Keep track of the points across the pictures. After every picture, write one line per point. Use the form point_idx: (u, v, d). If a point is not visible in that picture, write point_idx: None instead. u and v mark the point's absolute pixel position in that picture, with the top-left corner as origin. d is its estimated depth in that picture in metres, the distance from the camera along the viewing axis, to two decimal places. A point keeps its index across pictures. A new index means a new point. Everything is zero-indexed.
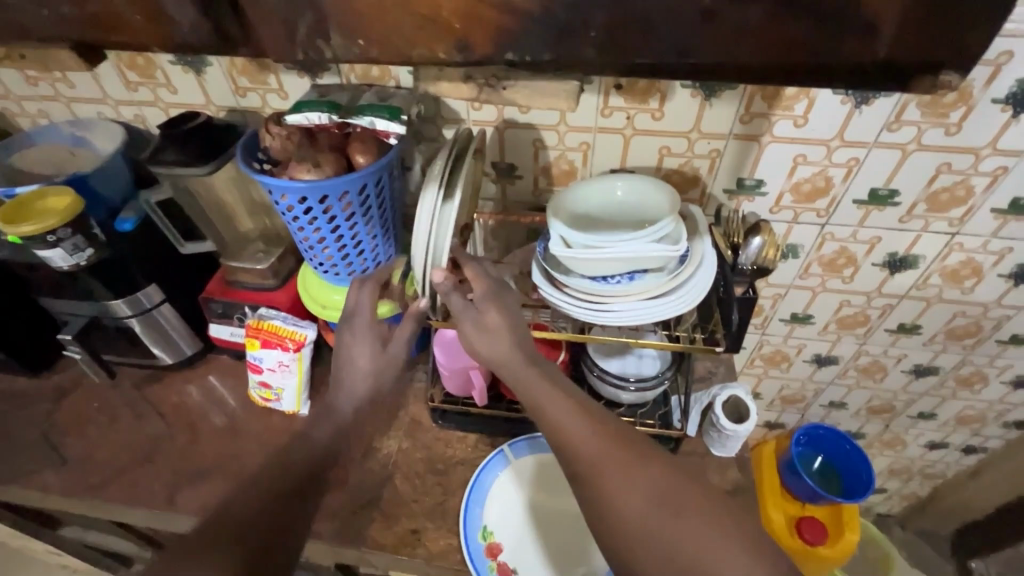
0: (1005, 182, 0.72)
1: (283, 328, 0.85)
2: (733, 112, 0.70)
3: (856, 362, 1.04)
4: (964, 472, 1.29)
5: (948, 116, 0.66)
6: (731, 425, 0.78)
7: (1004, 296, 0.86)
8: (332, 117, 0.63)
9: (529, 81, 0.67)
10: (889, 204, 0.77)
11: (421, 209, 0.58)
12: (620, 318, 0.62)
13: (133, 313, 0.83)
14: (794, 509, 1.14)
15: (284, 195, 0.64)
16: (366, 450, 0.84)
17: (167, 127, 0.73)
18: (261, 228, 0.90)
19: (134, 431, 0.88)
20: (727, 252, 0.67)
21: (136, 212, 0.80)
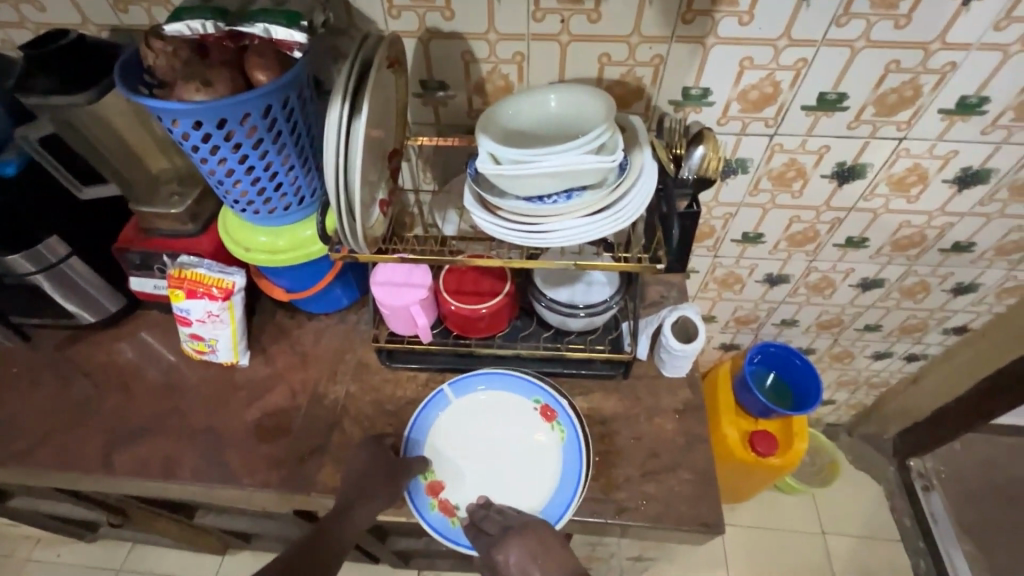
0: (953, 80, 0.69)
1: (208, 276, 0.79)
2: (674, 10, 0.64)
3: (806, 279, 1.05)
4: (906, 379, 1.36)
5: (898, 7, 0.62)
6: (680, 346, 0.77)
7: (948, 203, 0.86)
8: (218, 25, 0.55)
9: None
10: (837, 110, 0.73)
11: (327, 127, 0.52)
12: (558, 239, 0.58)
13: (37, 269, 0.75)
14: (747, 425, 1.19)
15: (176, 121, 0.56)
16: (312, 398, 0.81)
17: (30, 47, 0.62)
18: (175, 168, 0.81)
19: (60, 395, 0.82)
20: (669, 164, 0.63)
21: (18, 154, 0.72)
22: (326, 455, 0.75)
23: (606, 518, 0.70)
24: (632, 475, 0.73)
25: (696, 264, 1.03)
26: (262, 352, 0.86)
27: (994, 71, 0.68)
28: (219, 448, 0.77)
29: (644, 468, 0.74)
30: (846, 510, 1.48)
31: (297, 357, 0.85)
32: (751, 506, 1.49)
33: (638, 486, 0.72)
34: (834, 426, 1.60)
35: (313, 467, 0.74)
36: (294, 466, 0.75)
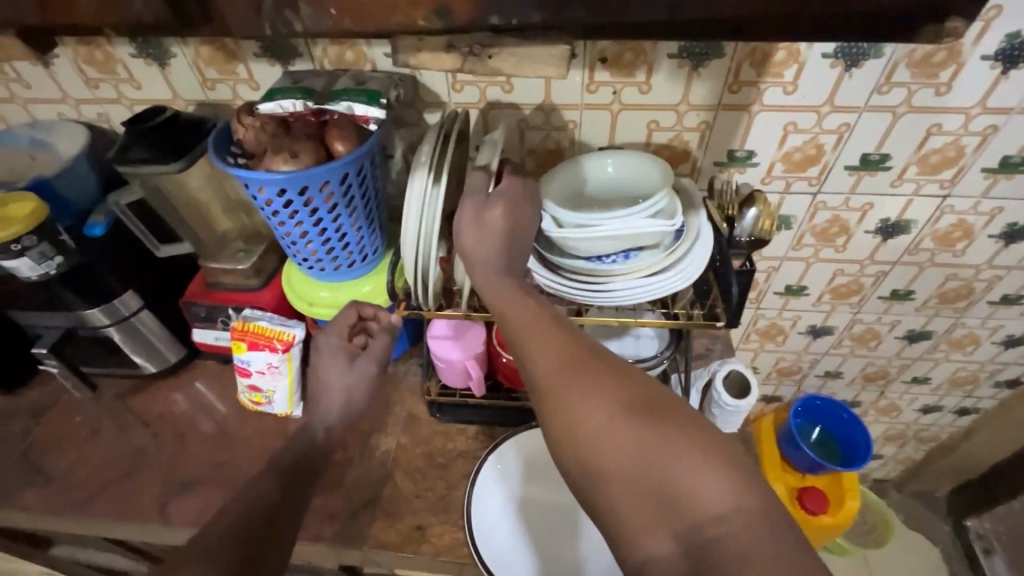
0: (995, 142, 0.71)
1: (270, 329, 0.82)
2: (721, 81, 0.68)
3: (850, 331, 1.05)
4: (957, 433, 1.31)
5: (938, 76, 0.65)
6: (732, 401, 0.76)
7: (995, 257, 0.86)
8: (307, 104, 0.61)
9: (519, 48, 0.55)
10: (880, 169, 0.76)
11: (409, 198, 0.56)
12: (620, 298, 0.60)
13: (111, 322, 0.79)
14: (795, 481, 1.15)
15: (262, 188, 0.60)
16: (363, 449, 0.82)
17: (132, 124, 0.70)
18: (239, 226, 0.85)
19: (120, 444, 0.85)
20: (722, 224, 0.65)
21: (107, 215, 0.76)
22: (378, 509, 0.75)
23: None
24: None
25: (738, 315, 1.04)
26: None
27: None
28: None
29: None
30: None
31: None
32: None
33: None
34: (881, 481, 1.54)
35: (365, 521, 0.74)
36: (347, 520, 0.75)
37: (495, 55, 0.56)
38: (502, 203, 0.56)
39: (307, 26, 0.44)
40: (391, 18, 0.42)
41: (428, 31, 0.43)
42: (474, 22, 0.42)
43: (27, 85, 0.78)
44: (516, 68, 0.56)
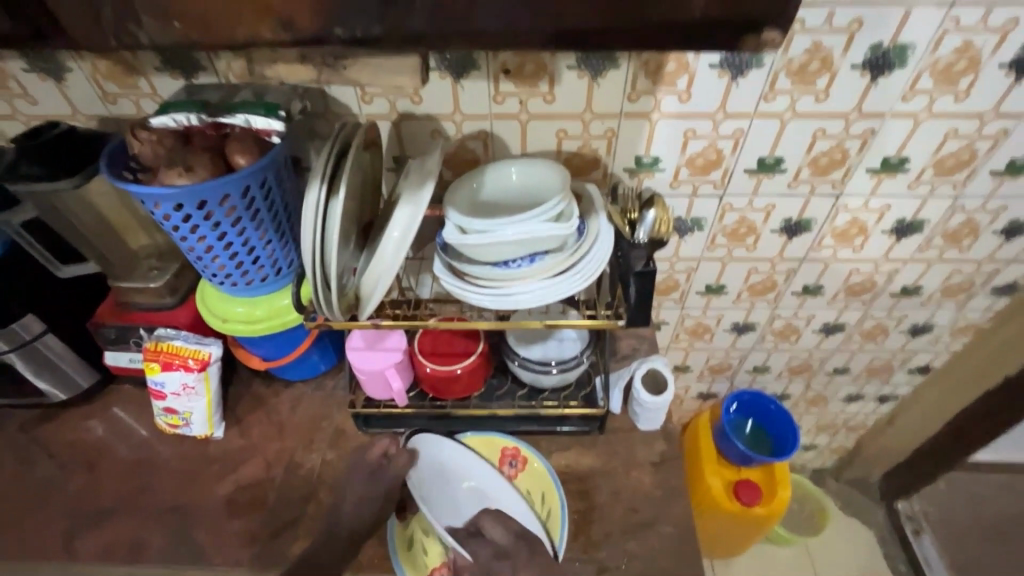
0: (874, 144, 0.77)
1: (185, 348, 0.79)
2: (621, 90, 0.71)
3: (771, 326, 1.10)
4: (881, 419, 1.38)
5: (815, 84, 0.70)
6: (649, 398, 0.79)
7: (890, 251, 0.92)
8: (202, 117, 0.62)
9: (369, 59, 0.56)
10: (777, 172, 0.80)
11: (305, 209, 0.57)
12: (528, 300, 0.62)
13: (9, 348, 0.75)
14: (730, 474, 1.19)
15: (157, 203, 0.59)
16: (287, 468, 0.80)
17: (22, 139, 0.68)
18: (154, 244, 0.81)
19: (25, 477, 0.80)
20: (625, 228, 0.68)
21: (1, 237, 0.74)
22: (300, 528, 0.74)
23: None
24: (612, 531, 0.73)
25: (666, 316, 1.07)
26: (237, 422, 0.85)
27: (910, 135, 0.76)
28: (188, 526, 0.75)
29: (625, 524, 0.74)
30: (840, 559, 1.46)
31: (273, 427, 0.84)
32: (745, 560, 1.45)
33: (619, 543, 0.72)
34: (820, 470, 1.60)
35: (286, 542, 0.73)
36: (267, 541, 0.73)
37: (347, 66, 0.57)
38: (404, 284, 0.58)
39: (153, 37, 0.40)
40: (238, 29, 0.39)
41: (280, 43, 0.40)
42: (324, 34, 0.40)
43: None
44: (372, 77, 0.58)
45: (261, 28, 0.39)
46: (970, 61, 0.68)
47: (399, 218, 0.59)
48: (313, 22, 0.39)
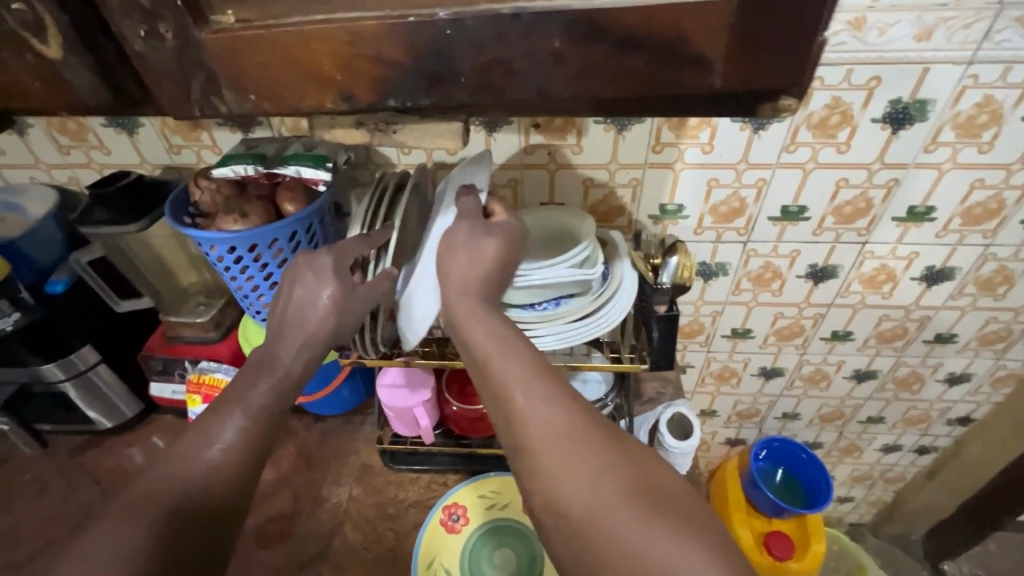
0: (898, 194, 0.78)
1: (225, 381, 0.83)
2: (645, 142, 0.74)
3: (800, 372, 1.08)
4: (922, 472, 1.32)
5: (836, 136, 0.72)
6: (675, 442, 0.79)
7: (921, 298, 0.92)
8: (257, 168, 0.65)
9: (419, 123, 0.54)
10: (801, 220, 0.82)
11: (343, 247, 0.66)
12: (553, 342, 0.64)
13: (67, 376, 0.80)
14: (761, 525, 1.15)
15: (213, 246, 0.64)
16: (314, 502, 0.81)
17: (96, 186, 0.75)
18: (201, 281, 0.88)
19: (67, 502, 0.84)
20: (648, 273, 0.70)
21: (69, 273, 0.80)
22: (325, 563, 0.75)
23: None
24: None
25: (691, 359, 1.07)
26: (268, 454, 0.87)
27: (934, 185, 0.77)
28: None
29: None
30: None
31: (302, 459, 0.86)
32: None
33: None
34: (857, 525, 1.53)
35: None
36: None
37: (396, 130, 0.55)
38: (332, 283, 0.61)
39: (233, 109, 0.44)
40: (303, 102, 0.43)
41: (340, 112, 0.44)
42: (377, 106, 0.43)
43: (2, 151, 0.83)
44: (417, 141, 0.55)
45: (324, 98, 0.43)
46: (992, 114, 0.69)
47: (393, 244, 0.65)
48: (370, 96, 0.42)
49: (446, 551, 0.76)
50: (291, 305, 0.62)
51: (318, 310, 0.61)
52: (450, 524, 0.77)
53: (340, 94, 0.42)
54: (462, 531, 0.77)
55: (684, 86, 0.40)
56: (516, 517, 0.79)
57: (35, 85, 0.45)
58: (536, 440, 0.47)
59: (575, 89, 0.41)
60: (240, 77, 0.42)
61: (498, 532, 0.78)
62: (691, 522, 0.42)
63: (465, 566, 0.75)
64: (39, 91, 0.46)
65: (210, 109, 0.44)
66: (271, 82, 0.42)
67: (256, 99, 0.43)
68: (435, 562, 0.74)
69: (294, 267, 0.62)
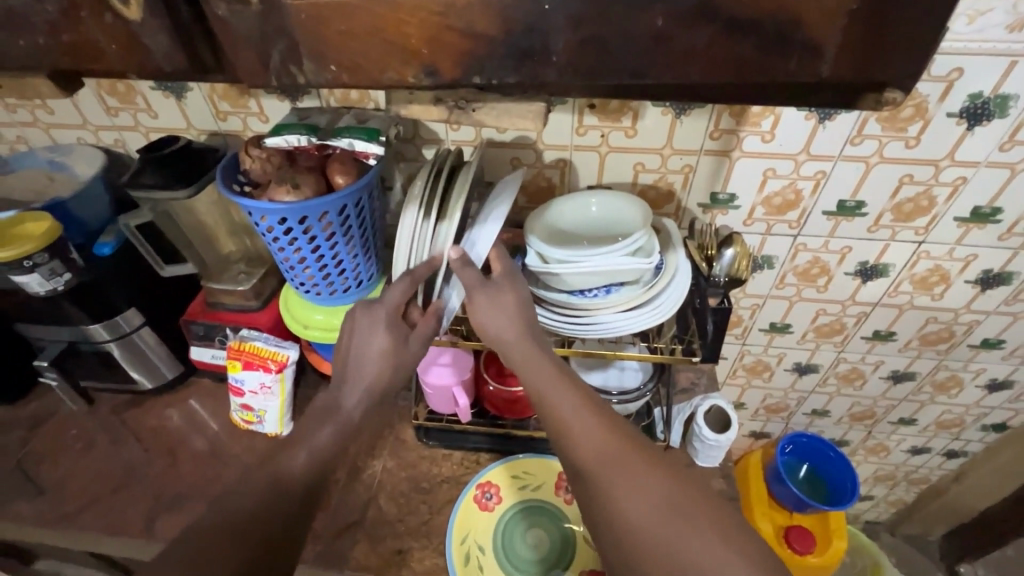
0: (965, 193, 0.75)
1: (265, 349, 0.84)
2: (703, 129, 0.72)
3: (836, 369, 1.06)
4: (948, 475, 1.31)
5: (907, 130, 0.69)
6: (712, 435, 0.78)
7: (973, 302, 0.89)
8: (311, 139, 0.64)
9: (498, 102, 0.56)
10: (857, 215, 0.79)
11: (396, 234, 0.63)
12: (602, 331, 0.63)
13: (112, 337, 0.82)
14: (782, 518, 1.15)
15: (264, 217, 0.64)
16: (350, 471, 0.83)
17: (147, 150, 0.75)
18: (242, 249, 0.89)
19: (112, 458, 0.86)
20: (702, 263, 0.69)
21: (116, 236, 0.80)
22: (361, 531, 0.76)
23: None
24: None
25: (725, 350, 1.06)
26: None
27: (1005, 186, 0.73)
28: None
29: None
30: None
31: None
32: None
33: None
34: (873, 523, 1.52)
35: (348, 544, 0.75)
36: (330, 542, 0.76)
37: (476, 109, 0.58)
38: (381, 330, 0.63)
39: (309, 79, 0.42)
40: (383, 75, 0.41)
41: (421, 87, 0.42)
42: (460, 81, 0.41)
43: (50, 110, 0.83)
44: (496, 120, 0.58)
45: (406, 72, 0.41)
46: None
47: (443, 236, 0.61)
48: (456, 72, 0.41)
49: (479, 528, 0.76)
50: (351, 354, 0.63)
51: (374, 355, 0.62)
52: (483, 502, 0.78)
53: (422, 67, 0.41)
54: (495, 509, 0.78)
55: (796, 78, 0.38)
56: (547, 500, 0.79)
57: (113, 49, 0.45)
58: (599, 476, 0.52)
59: (677, 71, 0.39)
60: (319, 45, 0.40)
61: (530, 513, 0.79)
62: (724, 530, 0.46)
63: (497, 543, 0.76)
64: (116, 56, 0.45)
65: (285, 78, 0.43)
66: (353, 52, 0.40)
67: (335, 70, 0.42)
68: (469, 537, 0.75)
69: (352, 318, 0.64)
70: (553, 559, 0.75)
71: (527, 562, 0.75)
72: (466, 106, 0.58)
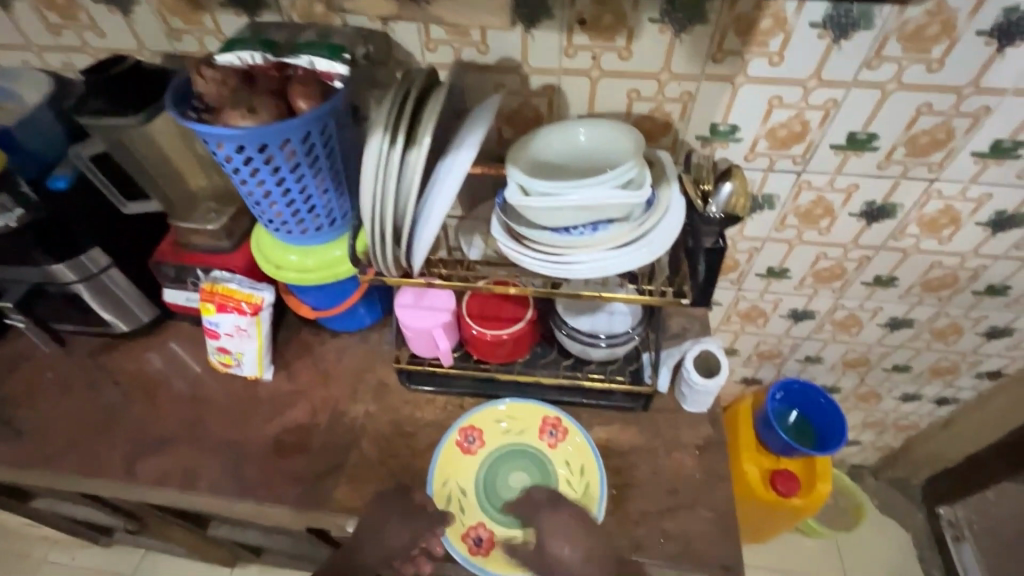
0: (986, 125, 0.69)
1: (239, 292, 0.80)
2: (705, 49, 0.65)
3: (832, 316, 1.03)
4: (937, 423, 1.31)
5: (930, 51, 0.62)
6: (700, 380, 0.77)
7: (982, 246, 0.84)
8: (266, 57, 0.59)
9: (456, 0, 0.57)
10: (867, 149, 0.73)
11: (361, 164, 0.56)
12: (587, 271, 0.59)
13: (78, 279, 0.78)
14: (769, 462, 1.16)
15: (221, 144, 0.58)
16: (332, 415, 0.81)
17: (89, 71, 0.68)
18: (212, 185, 0.82)
19: (90, 401, 0.85)
20: (697, 200, 0.63)
21: (72, 168, 0.76)
22: (342, 474, 0.76)
23: (622, 555, 0.69)
24: (650, 511, 0.72)
25: (719, 296, 1.02)
26: (285, 367, 0.87)
27: None
28: (239, 460, 0.78)
29: (662, 505, 0.72)
30: (870, 556, 1.42)
31: (319, 374, 0.86)
32: (771, 548, 1.43)
33: (656, 522, 0.71)
34: (859, 467, 1.55)
35: (329, 486, 0.75)
36: (311, 484, 0.75)
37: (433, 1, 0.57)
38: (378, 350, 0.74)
39: None
40: None
41: None
42: None
43: None
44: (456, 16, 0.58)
45: None
46: None
47: (413, 163, 0.55)
48: None
49: (461, 471, 0.75)
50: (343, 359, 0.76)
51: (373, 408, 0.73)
52: (466, 446, 0.77)
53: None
54: (478, 453, 0.76)
55: None
56: (531, 444, 0.77)
57: None
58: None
59: None
60: None
61: (514, 456, 0.77)
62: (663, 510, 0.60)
63: (479, 486, 0.75)
64: None
65: None
66: None
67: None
68: (450, 480, 0.74)
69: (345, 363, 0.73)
70: (535, 501, 0.74)
71: (509, 504, 0.74)
72: (421, 0, 0.57)
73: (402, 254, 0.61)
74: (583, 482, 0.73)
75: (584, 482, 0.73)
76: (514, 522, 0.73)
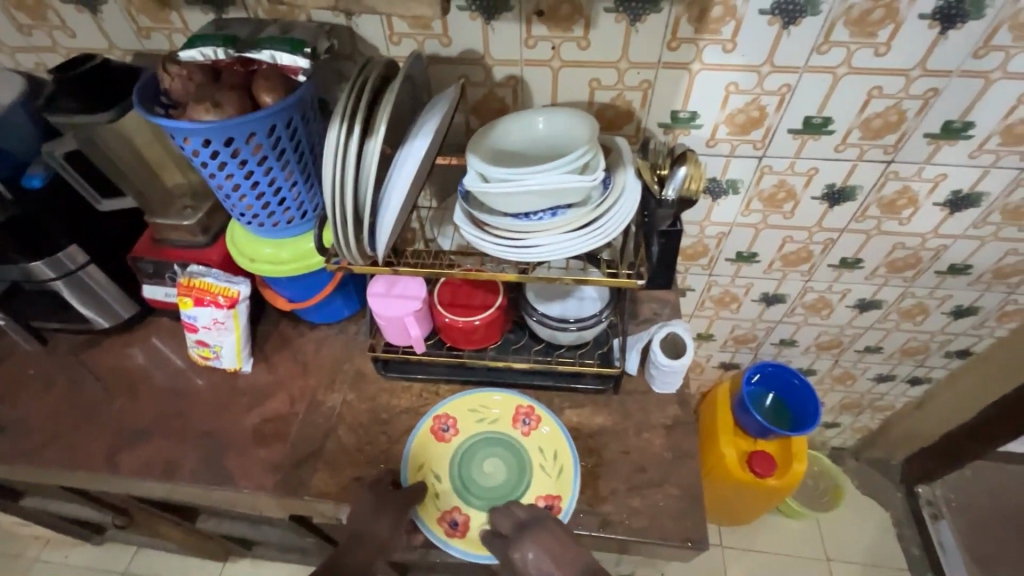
0: (936, 107, 0.71)
1: (215, 285, 0.82)
2: (660, 38, 0.67)
3: (803, 299, 1.06)
4: (911, 403, 1.34)
5: (876, 35, 0.64)
6: (667, 361, 0.79)
7: (941, 226, 0.87)
8: (228, 51, 0.60)
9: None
10: (824, 133, 0.75)
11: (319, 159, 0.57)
12: (547, 255, 0.61)
13: (57, 276, 0.79)
14: (746, 445, 1.19)
15: (187, 138, 0.60)
16: (310, 404, 0.83)
17: (58, 71, 0.69)
18: (189, 182, 0.84)
19: (72, 396, 0.86)
20: (654, 184, 0.66)
21: (46, 168, 0.77)
22: (320, 460, 0.78)
23: (591, 531, 0.71)
24: (619, 488, 0.74)
25: (692, 282, 1.05)
26: (265, 358, 0.88)
27: (977, 97, 0.69)
28: (219, 450, 0.79)
29: (631, 482, 0.74)
30: (851, 536, 1.44)
31: (297, 365, 0.87)
32: (754, 530, 1.46)
33: (624, 499, 0.73)
34: (840, 449, 1.57)
35: (307, 472, 0.77)
36: (289, 471, 0.77)
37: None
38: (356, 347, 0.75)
39: None
40: None
41: None
42: None
43: None
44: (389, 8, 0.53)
45: None
46: None
47: (370, 151, 0.58)
48: None
49: (436, 459, 0.77)
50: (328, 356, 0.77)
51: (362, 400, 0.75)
52: (440, 433, 0.79)
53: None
54: (452, 441, 0.78)
55: None
56: (504, 431, 0.79)
57: None
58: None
59: None
60: None
61: (487, 444, 0.79)
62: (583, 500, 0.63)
63: (454, 474, 0.76)
64: None
65: None
66: None
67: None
68: (425, 467, 0.76)
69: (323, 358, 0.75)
70: (510, 485, 0.75)
71: (485, 487, 0.76)
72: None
73: (365, 240, 0.63)
74: (557, 466, 0.75)
75: (558, 466, 0.75)
76: (489, 505, 0.75)
